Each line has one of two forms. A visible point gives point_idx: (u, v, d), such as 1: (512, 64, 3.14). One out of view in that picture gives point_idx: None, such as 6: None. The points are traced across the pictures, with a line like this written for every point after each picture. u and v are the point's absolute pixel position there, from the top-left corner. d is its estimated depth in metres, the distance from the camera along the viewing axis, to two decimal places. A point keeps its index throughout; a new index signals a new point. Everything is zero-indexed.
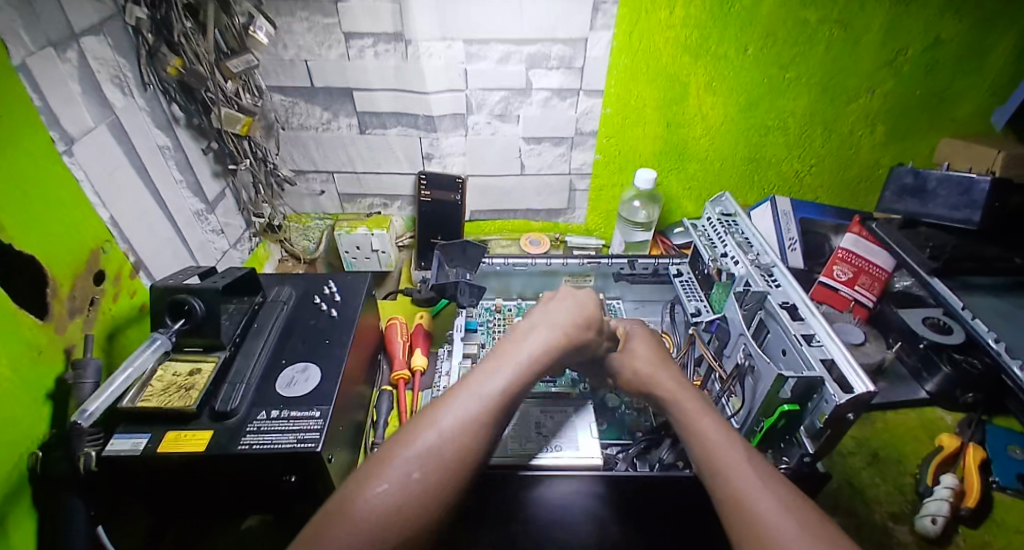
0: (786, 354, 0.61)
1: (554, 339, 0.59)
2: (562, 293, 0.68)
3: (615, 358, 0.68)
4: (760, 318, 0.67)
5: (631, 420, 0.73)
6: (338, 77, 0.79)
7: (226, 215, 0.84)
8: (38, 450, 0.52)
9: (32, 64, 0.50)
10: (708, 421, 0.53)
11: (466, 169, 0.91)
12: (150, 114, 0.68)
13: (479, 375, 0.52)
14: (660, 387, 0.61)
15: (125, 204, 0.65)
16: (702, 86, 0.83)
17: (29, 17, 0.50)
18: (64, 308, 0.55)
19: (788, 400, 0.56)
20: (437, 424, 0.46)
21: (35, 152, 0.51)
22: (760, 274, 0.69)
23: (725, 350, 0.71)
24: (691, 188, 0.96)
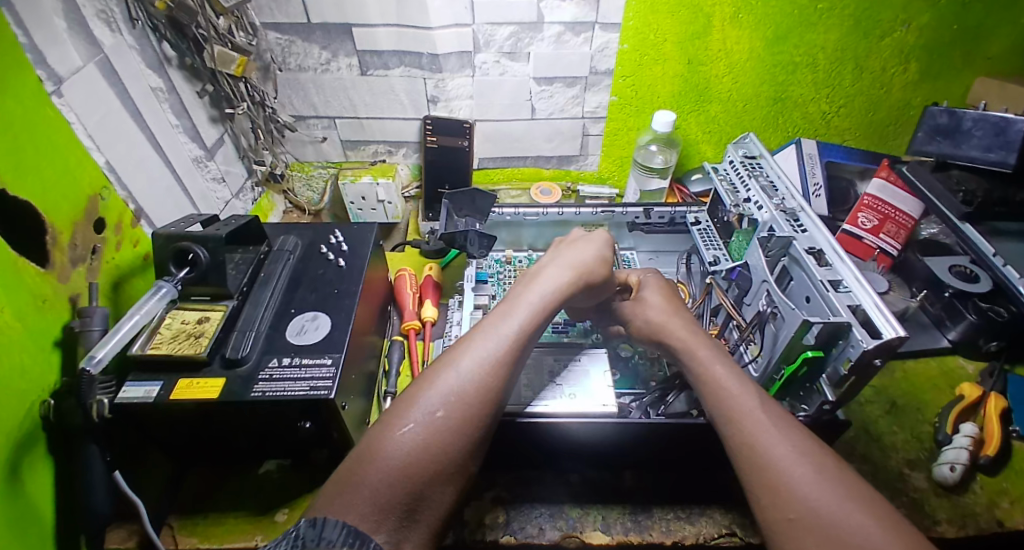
0: (810, 301, 0.58)
1: (567, 280, 0.57)
2: (570, 238, 0.65)
3: (627, 307, 0.66)
4: (784, 264, 0.65)
5: (644, 371, 0.71)
6: (335, 12, 0.74)
7: (226, 162, 0.81)
8: (49, 398, 0.52)
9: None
10: (721, 367, 0.52)
11: (473, 114, 0.87)
12: (140, 53, 0.64)
13: (495, 317, 0.52)
14: (673, 334, 0.59)
15: (120, 149, 0.62)
16: (727, 19, 0.76)
17: None
18: (66, 256, 0.54)
19: (812, 346, 0.54)
20: (455, 364, 0.46)
21: (23, 94, 0.48)
22: (785, 219, 0.66)
23: (746, 299, 0.68)
24: (711, 131, 0.91)
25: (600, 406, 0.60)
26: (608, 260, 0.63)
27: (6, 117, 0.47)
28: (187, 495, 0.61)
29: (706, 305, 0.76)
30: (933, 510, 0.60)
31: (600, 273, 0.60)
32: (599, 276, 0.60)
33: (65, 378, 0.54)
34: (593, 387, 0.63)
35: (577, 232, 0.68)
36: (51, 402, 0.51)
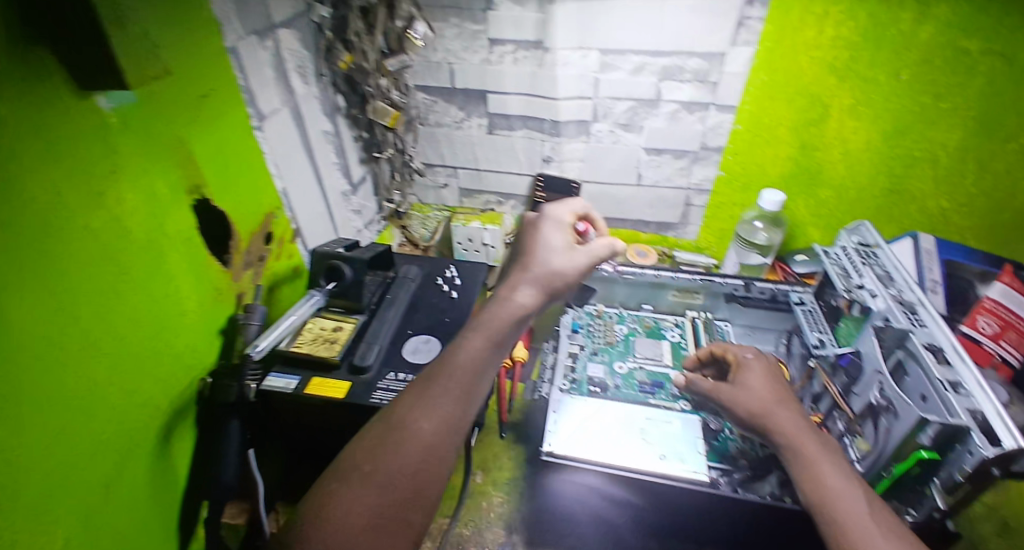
0: (926, 400, 0.54)
1: (530, 295, 0.54)
2: (534, 233, 0.60)
3: (724, 393, 0.63)
4: (899, 357, 0.61)
5: (735, 446, 0.67)
6: (476, 80, 0.85)
7: (364, 197, 0.93)
8: (206, 376, 0.61)
9: (241, 48, 0.61)
10: (828, 465, 0.51)
11: (582, 175, 0.93)
12: (320, 102, 0.78)
13: (449, 347, 0.50)
14: (777, 426, 0.56)
15: (294, 178, 0.74)
16: (845, 109, 0.78)
17: (243, 10, 0.60)
18: (241, 259, 0.65)
19: (927, 446, 0.50)
20: (397, 410, 0.44)
21: (232, 124, 0.61)
22: (902, 311, 0.63)
23: (854, 387, 0.64)
24: (820, 215, 0.91)
25: (691, 471, 0.58)
26: (557, 246, 0.58)
27: (221, 141, 0.60)
28: (297, 485, 0.68)
29: (807, 389, 0.73)
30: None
31: (571, 270, 0.56)
32: (569, 270, 0.56)
33: (220, 360, 0.64)
34: (681, 450, 0.60)
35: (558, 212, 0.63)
36: (207, 380, 0.61)
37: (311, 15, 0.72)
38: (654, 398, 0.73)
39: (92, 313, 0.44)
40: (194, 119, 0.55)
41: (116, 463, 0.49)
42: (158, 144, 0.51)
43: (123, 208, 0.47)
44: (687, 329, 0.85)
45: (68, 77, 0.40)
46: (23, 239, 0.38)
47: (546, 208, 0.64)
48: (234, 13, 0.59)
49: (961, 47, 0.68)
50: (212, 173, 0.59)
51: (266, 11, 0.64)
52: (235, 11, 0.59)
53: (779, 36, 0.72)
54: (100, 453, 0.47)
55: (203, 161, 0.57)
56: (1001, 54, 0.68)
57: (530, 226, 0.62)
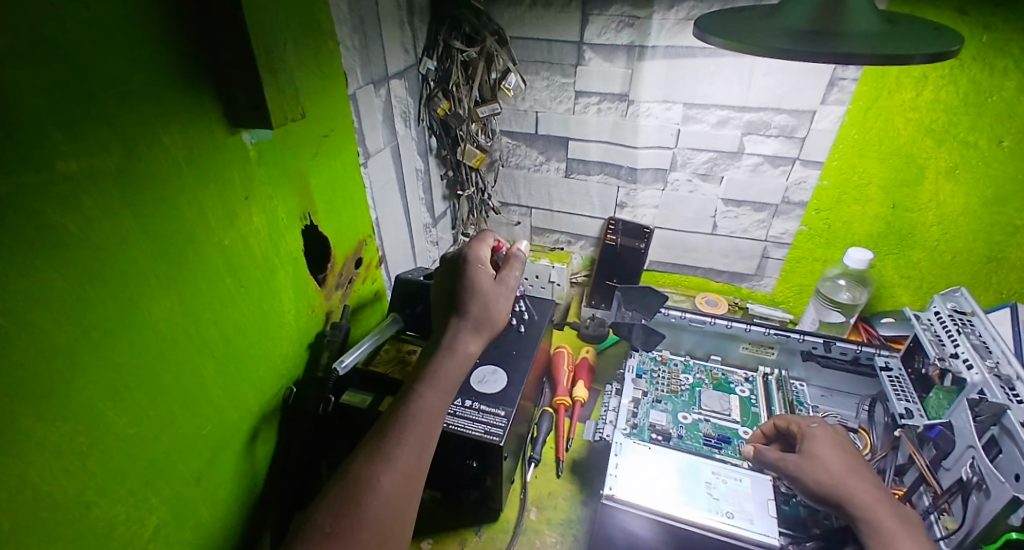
0: (1020, 480, 0.50)
1: (474, 341, 0.54)
2: (473, 274, 0.58)
3: (792, 465, 0.58)
4: (994, 434, 0.55)
5: (806, 513, 0.63)
6: (560, 127, 0.91)
7: (443, 230, 0.99)
8: (292, 384, 0.66)
9: (359, 95, 0.69)
10: (908, 546, 0.48)
11: (655, 221, 0.94)
12: (417, 143, 0.85)
13: (402, 399, 0.50)
14: (854, 496, 0.52)
15: (386, 210, 0.81)
16: (942, 172, 0.75)
17: (365, 63, 0.69)
18: (334, 280, 0.72)
19: (1017, 527, 0.48)
20: (363, 470, 0.44)
21: (344, 160, 0.69)
22: (999, 385, 0.57)
23: (944, 461, 0.60)
24: (910, 277, 0.86)
25: (761, 534, 0.55)
26: (490, 282, 0.58)
27: (332, 175, 0.67)
28: None
29: (891, 461, 0.68)
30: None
31: (503, 309, 0.58)
32: (500, 311, 0.57)
33: (305, 373, 0.69)
34: (749, 511, 0.58)
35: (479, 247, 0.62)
36: (293, 389, 0.66)
37: (418, 67, 0.80)
38: (721, 453, 0.69)
39: (209, 319, 0.50)
40: (315, 155, 0.63)
41: (209, 456, 0.53)
42: (284, 174, 0.58)
43: (250, 229, 0.54)
44: (758, 386, 0.80)
45: (222, 114, 0.47)
46: (166, 251, 0.43)
47: (467, 249, 0.61)
48: (358, 65, 0.67)
49: None
50: (321, 204, 0.66)
51: (382, 64, 0.72)
52: (359, 64, 0.67)
53: (873, 97, 0.71)
54: (200, 446, 0.51)
55: (316, 192, 0.64)
56: None
57: (456, 262, 0.60)
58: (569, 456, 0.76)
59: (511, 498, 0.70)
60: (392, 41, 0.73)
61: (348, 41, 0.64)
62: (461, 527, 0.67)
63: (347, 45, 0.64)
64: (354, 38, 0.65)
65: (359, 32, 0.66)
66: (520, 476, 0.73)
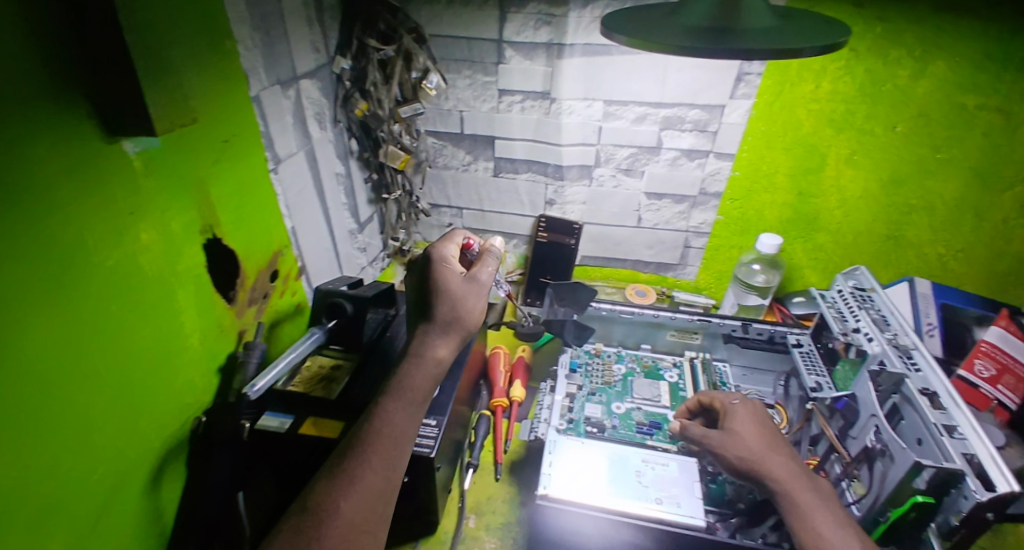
0: (921, 444, 0.54)
1: (443, 345, 0.52)
2: (438, 271, 0.56)
3: (715, 441, 0.61)
4: (894, 402, 0.60)
5: (731, 490, 0.65)
6: (485, 126, 0.89)
7: (370, 235, 0.95)
8: (199, 415, 0.61)
9: (264, 96, 0.64)
10: (823, 517, 0.51)
11: (583, 217, 0.96)
12: (335, 145, 0.82)
13: (367, 418, 0.46)
14: (770, 473, 0.55)
15: (303, 218, 0.77)
16: (842, 158, 0.80)
17: (269, 62, 0.64)
18: (246, 296, 0.67)
19: (922, 490, 0.50)
20: (323, 494, 0.40)
21: (251, 167, 0.64)
22: (897, 354, 0.63)
23: (851, 431, 0.62)
24: (817, 258, 0.92)
25: (688, 517, 0.57)
26: (459, 280, 0.56)
27: (237, 184, 0.62)
28: None
29: (806, 432, 0.71)
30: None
31: (475, 308, 0.55)
32: (470, 309, 0.54)
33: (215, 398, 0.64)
34: (677, 495, 0.59)
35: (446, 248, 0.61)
36: (203, 417, 0.61)
37: (331, 66, 0.77)
38: (654, 439, 0.71)
39: (96, 348, 0.45)
40: (215, 162, 0.58)
41: (102, 502, 0.47)
42: (181, 186, 0.53)
43: (139, 246, 0.49)
44: (685, 370, 0.84)
45: (98, 122, 0.42)
46: (33, 280, 0.38)
47: (433, 248, 0.60)
48: (260, 65, 0.63)
49: (959, 102, 0.72)
50: (227, 213, 0.61)
51: (290, 64, 0.68)
52: (261, 64, 0.63)
53: (777, 90, 0.75)
54: (89, 492, 0.46)
55: (219, 203, 0.59)
56: (998, 109, 0.71)
57: (425, 264, 0.59)
58: (507, 457, 0.76)
59: (449, 508, 0.69)
60: (299, 39, 0.69)
61: (247, 39, 0.59)
62: (398, 544, 0.64)
63: (247, 44, 0.59)
64: (254, 36, 0.61)
65: (258, 29, 0.61)
66: (458, 484, 0.72)
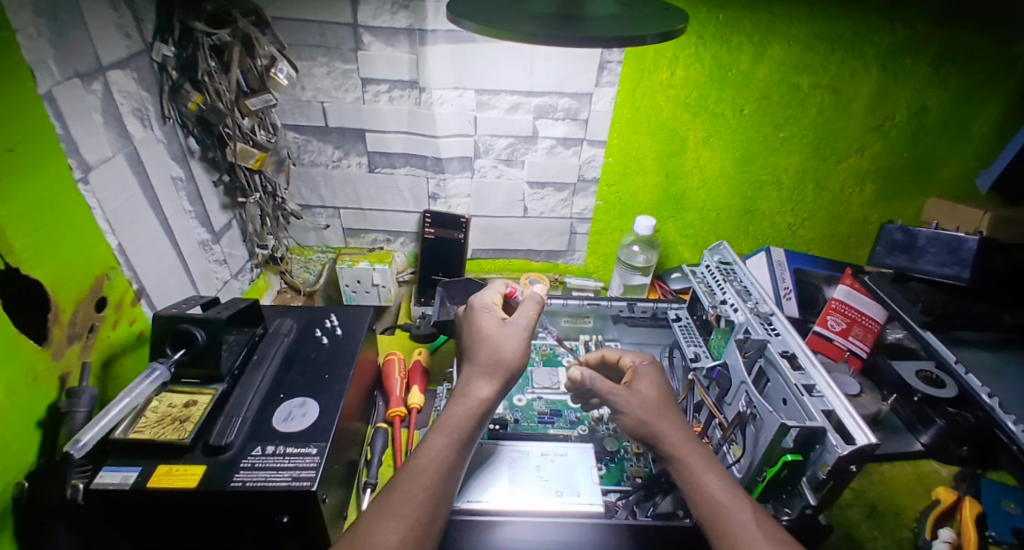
0: (787, 404, 0.56)
1: (488, 384, 0.57)
2: (479, 319, 0.63)
3: (619, 396, 0.61)
4: (761, 365, 0.63)
5: (630, 467, 0.66)
6: (353, 118, 0.83)
7: (230, 245, 0.84)
8: (24, 479, 0.50)
9: (57, 93, 0.51)
10: (713, 475, 0.51)
11: (470, 210, 0.94)
12: (166, 146, 0.70)
13: (415, 452, 0.50)
14: (664, 439, 0.56)
15: (133, 232, 0.65)
16: (700, 141, 0.86)
17: (62, 49, 0.52)
18: (64, 334, 0.54)
19: (790, 449, 0.51)
20: (379, 517, 0.43)
21: (50, 177, 0.51)
22: (759, 322, 0.66)
23: (726, 397, 0.65)
24: (688, 236, 0.99)
25: (587, 504, 0.56)
26: (498, 325, 0.63)
27: (34, 201, 0.49)
28: None
29: (690, 400, 0.74)
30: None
31: (514, 349, 0.60)
32: (511, 351, 0.60)
33: (41, 459, 0.52)
34: (576, 483, 0.58)
35: (483, 298, 0.68)
36: (26, 483, 0.50)
37: (150, 53, 0.65)
38: (553, 427, 0.71)
39: None
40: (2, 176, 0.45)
41: None
42: None
43: None
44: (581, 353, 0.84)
45: None
46: None
47: (476, 297, 0.68)
48: (49, 54, 0.50)
49: (793, 83, 0.80)
50: (23, 234, 0.48)
51: (91, 50, 0.56)
52: (50, 51, 0.50)
53: (636, 78, 0.78)
54: None
55: (9, 224, 0.46)
56: (826, 88, 0.81)
57: (466, 315, 0.66)
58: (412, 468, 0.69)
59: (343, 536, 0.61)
60: (100, 21, 0.57)
61: (31, 28, 0.47)
62: None
63: (28, 31, 0.47)
64: (38, 23, 0.48)
65: (42, 13, 0.49)
66: (355, 506, 0.63)
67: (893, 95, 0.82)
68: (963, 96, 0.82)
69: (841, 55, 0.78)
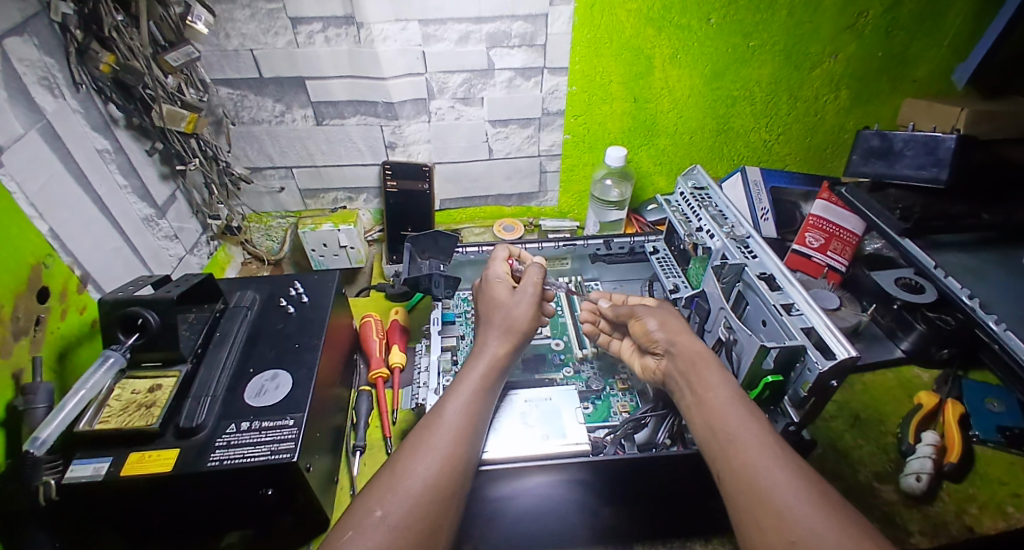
0: (766, 325, 0.56)
1: (501, 343, 0.59)
2: (489, 288, 0.66)
3: (642, 308, 0.64)
4: (739, 290, 0.62)
5: (617, 402, 0.67)
6: (287, 65, 0.75)
7: (178, 219, 0.79)
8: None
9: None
10: (725, 386, 0.50)
11: (431, 157, 0.89)
12: (84, 115, 0.61)
13: (444, 399, 0.53)
14: (682, 350, 0.56)
15: (66, 216, 0.58)
16: (667, 59, 0.80)
17: None
18: (8, 329, 0.48)
19: (772, 371, 0.52)
20: (419, 456, 0.46)
21: None
22: (736, 246, 0.64)
23: (706, 325, 0.64)
24: (662, 163, 0.95)
25: (574, 445, 0.56)
26: (508, 294, 0.64)
27: None
28: None
29: None
30: (906, 522, 0.58)
31: (525, 313, 0.62)
32: (522, 317, 0.61)
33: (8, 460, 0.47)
34: (563, 425, 0.59)
35: (494, 268, 0.69)
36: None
37: (48, 12, 0.55)
38: (540, 371, 0.70)
39: None
40: None
41: None
42: None
43: None
44: (563, 300, 0.81)
45: None
46: None
47: (486, 270, 0.69)
48: None
49: None
50: None
51: None
52: None
53: None
54: None
55: None
56: None
57: (480, 284, 0.68)
58: (397, 427, 0.69)
59: (339, 498, 0.61)
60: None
61: None
62: None
63: None
64: None
65: None
66: (347, 471, 0.63)
67: None
68: None
69: None
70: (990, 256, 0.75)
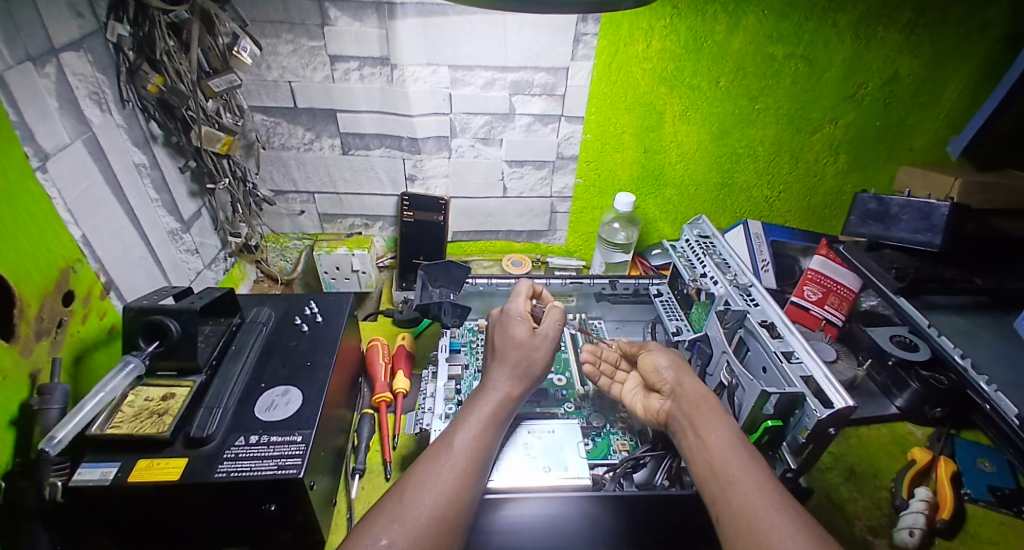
0: (766, 372, 0.58)
1: (512, 384, 0.59)
2: (506, 323, 0.66)
3: (653, 349, 0.66)
4: (741, 335, 0.64)
5: (617, 442, 0.66)
6: (323, 98, 0.80)
7: (200, 234, 0.81)
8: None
9: (10, 77, 0.47)
10: (727, 431, 0.51)
11: (449, 191, 0.93)
12: (127, 130, 0.65)
13: (452, 431, 0.53)
14: (685, 394, 0.57)
15: (99, 223, 0.60)
16: (677, 115, 0.86)
17: (11, 31, 0.47)
18: (32, 328, 0.49)
19: (771, 416, 0.53)
20: (425, 485, 0.47)
21: (12, 176, 0.47)
22: (739, 293, 0.67)
23: (707, 368, 0.66)
24: (668, 212, 1.00)
25: (575, 478, 0.58)
26: (528, 334, 0.63)
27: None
28: None
29: None
30: None
31: (541, 355, 0.63)
32: (539, 360, 0.62)
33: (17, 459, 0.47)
34: (565, 457, 0.60)
35: (515, 305, 0.69)
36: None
37: (105, 32, 0.59)
38: (540, 405, 0.70)
39: None
40: None
41: None
42: None
43: None
44: (568, 338, 0.81)
45: None
46: None
47: (508, 305, 0.69)
48: None
49: (768, 54, 0.80)
50: None
51: (42, 30, 0.51)
52: None
53: (613, 51, 0.77)
54: None
55: None
56: (801, 58, 0.81)
57: (498, 318, 0.68)
58: (396, 452, 0.69)
59: (336, 521, 0.60)
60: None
61: None
62: None
63: None
64: None
65: None
66: (344, 493, 0.63)
67: (865, 63, 0.83)
68: (934, 61, 0.84)
69: (815, 24, 0.78)
70: (982, 320, 0.78)
